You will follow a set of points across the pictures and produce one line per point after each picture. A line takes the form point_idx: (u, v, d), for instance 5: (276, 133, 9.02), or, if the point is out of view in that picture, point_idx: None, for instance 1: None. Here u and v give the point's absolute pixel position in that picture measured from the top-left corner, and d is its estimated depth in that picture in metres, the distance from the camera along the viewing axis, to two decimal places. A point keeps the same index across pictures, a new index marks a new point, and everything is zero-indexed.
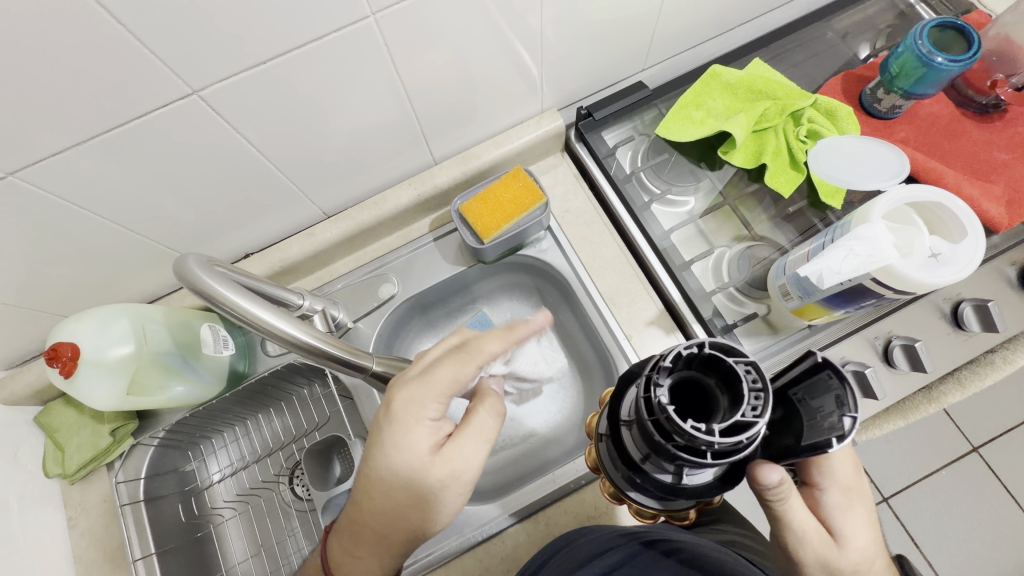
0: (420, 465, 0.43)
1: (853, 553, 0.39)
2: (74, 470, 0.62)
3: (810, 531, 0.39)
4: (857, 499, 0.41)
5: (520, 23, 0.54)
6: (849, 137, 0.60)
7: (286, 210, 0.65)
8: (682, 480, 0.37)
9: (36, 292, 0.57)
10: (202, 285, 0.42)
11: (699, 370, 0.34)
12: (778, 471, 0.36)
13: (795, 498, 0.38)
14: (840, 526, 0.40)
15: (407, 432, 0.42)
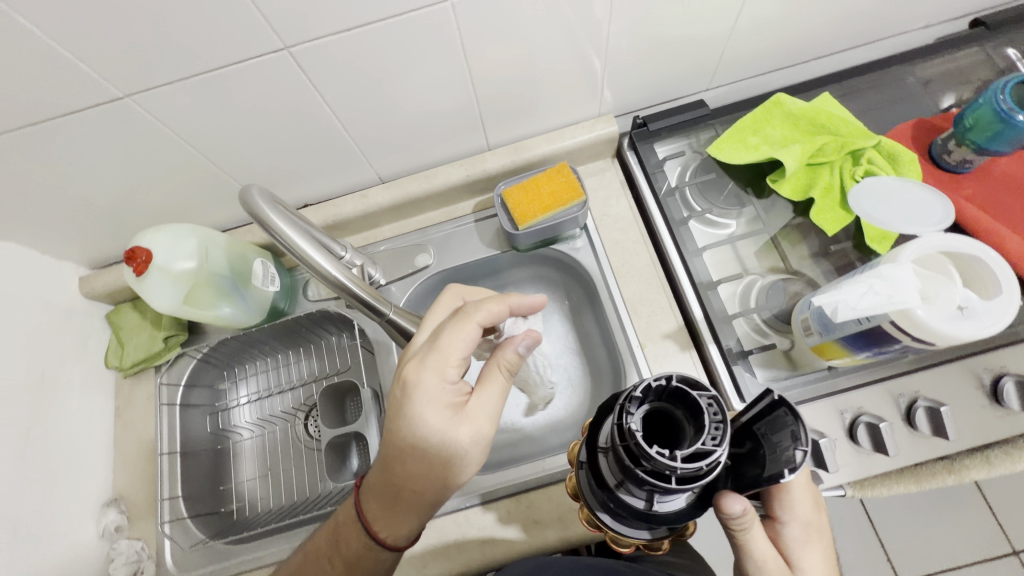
0: (447, 427, 0.45)
1: None
2: (129, 365, 0.71)
3: (770, 560, 0.41)
4: (816, 533, 0.43)
5: (587, 27, 0.57)
6: (886, 180, 0.58)
7: (347, 170, 0.71)
8: (653, 505, 0.38)
9: (128, 204, 0.66)
10: (261, 214, 0.48)
11: (668, 402, 0.35)
12: (741, 502, 0.37)
13: (759, 529, 0.40)
14: (796, 557, 0.42)
15: (428, 400, 0.45)
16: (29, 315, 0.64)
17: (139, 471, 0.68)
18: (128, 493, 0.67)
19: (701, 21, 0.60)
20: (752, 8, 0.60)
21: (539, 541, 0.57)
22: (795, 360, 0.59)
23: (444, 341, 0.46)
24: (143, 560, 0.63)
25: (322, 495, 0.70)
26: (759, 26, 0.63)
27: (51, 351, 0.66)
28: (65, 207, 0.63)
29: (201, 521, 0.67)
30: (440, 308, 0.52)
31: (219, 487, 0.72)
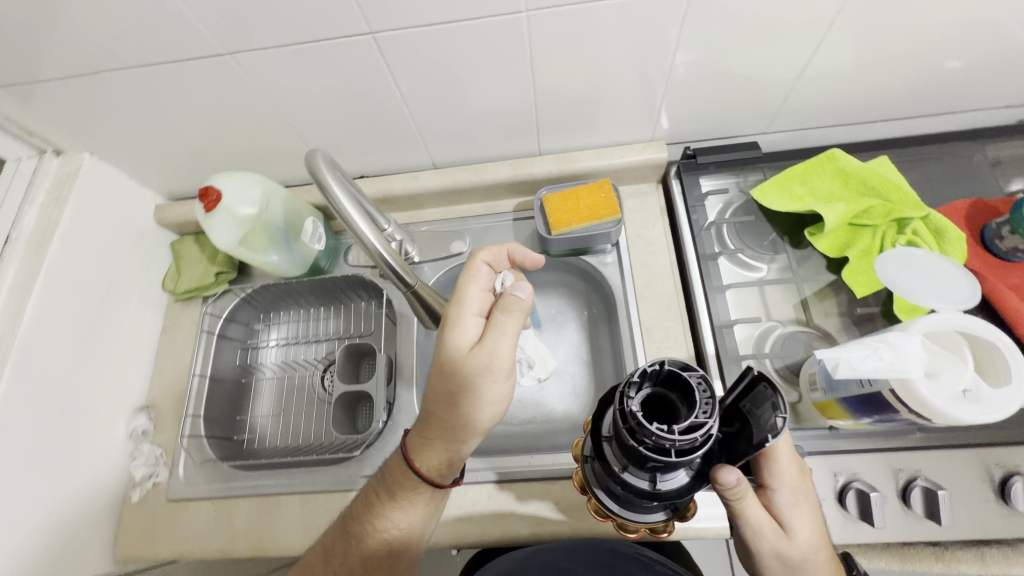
0: (479, 352, 0.50)
1: (801, 544, 0.43)
2: (181, 291, 0.79)
3: (766, 526, 0.42)
4: (804, 498, 0.44)
5: (652, 54, 0.59)
6: (897, 255, 0.56)
7: (405, 151, 0.76)
8: (656, 483, 0.38)
9: (210, 148, 0.73)
10: (321, 176, 0.52)
11: (662, 386, 0.36)
12: (735, 472, 0.38)
13: (752, 499, 0.40)
14: (790, 521, 0.43)
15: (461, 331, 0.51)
16: (109, 229, 0.73)
17: (171, 386, 0.76)
18: (158, 403, 0.75)
19: (766, 66, 0.61)
20: (820, 62, 0.61)
21: (511, 530, 0.59)
22: (801, 413, 0.59)
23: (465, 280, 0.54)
24: (159, 465, 0.70)
25: (323, 444, 0.75)
26: (826, 80, 0.64)
27: (121, 264, 0.74)
28: (157, 140, 0.71)
29: (214, 443, 0.73)
30: None
31: (236, 416, 0.79)
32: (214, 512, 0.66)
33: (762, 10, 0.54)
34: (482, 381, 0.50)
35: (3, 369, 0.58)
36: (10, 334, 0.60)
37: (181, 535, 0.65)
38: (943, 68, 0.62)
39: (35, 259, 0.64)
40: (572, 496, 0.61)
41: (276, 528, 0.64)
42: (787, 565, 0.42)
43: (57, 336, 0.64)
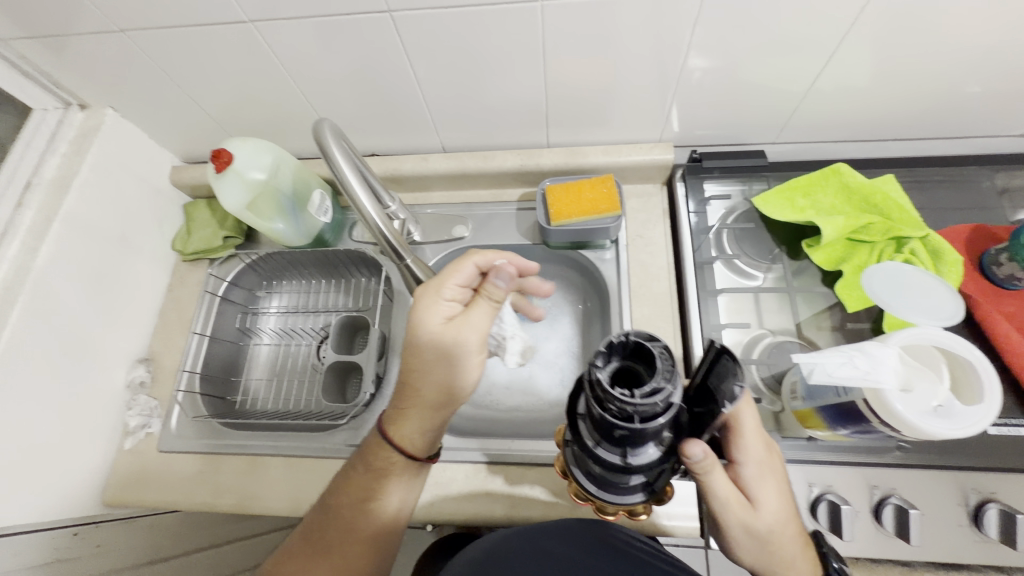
0: (438, 330, 0.51)
1: (766, 516, 0.44)
2: (189, 252, 0.81)
3: (732, 499, 0.43)
4: (770, 473, 0.45)
5: (665, 55, 0.60)
6: (883, 273, 0.57)
7: (417, 133, 0.77)
8: (627, 456, 0.38)
9: (228, 115, 0.75)
10: (326, 144, 0.52)
11: (629, 357, 0.35)
12: (700, 445, 0.39)
13: (718, 473, 0.41)
14: (756, 495, 0.44)
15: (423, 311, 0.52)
16: (125, 186, 0.75)
17: (171, 342, 0.78)
18: (158, 357, 0.77)
19: (778, 75, 0.62)
20: (833, 75, 0.61)
21: (485, 510, 0.61)
22: (782, 422, 0.59)
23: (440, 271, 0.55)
24: (153, 416, 0.72)
25: (313, 411, 0.76)
26: (838, 94, 0.64)
27: (134, 219, 0.76)
28: (179, 103, 0.73)
29: (208, 400, 0.75)
30: None
31: (231, 377, 0.81)
32: (202, 466, 0.68)
33: (776, 19, 0.54)
34: (441, 357, 0.50)
35: (14, 308, 0.61)
36: (23, 275, 0.63)
37: (167, 485, 0.67)
38: (958, 91, 0.62)
39: (53, 207, 0.66)
40: (548, 482, 0.62)
41: (258, 487, 0.66)
42: (752, 536, 0.44)
43: (67, 282, 0.66)
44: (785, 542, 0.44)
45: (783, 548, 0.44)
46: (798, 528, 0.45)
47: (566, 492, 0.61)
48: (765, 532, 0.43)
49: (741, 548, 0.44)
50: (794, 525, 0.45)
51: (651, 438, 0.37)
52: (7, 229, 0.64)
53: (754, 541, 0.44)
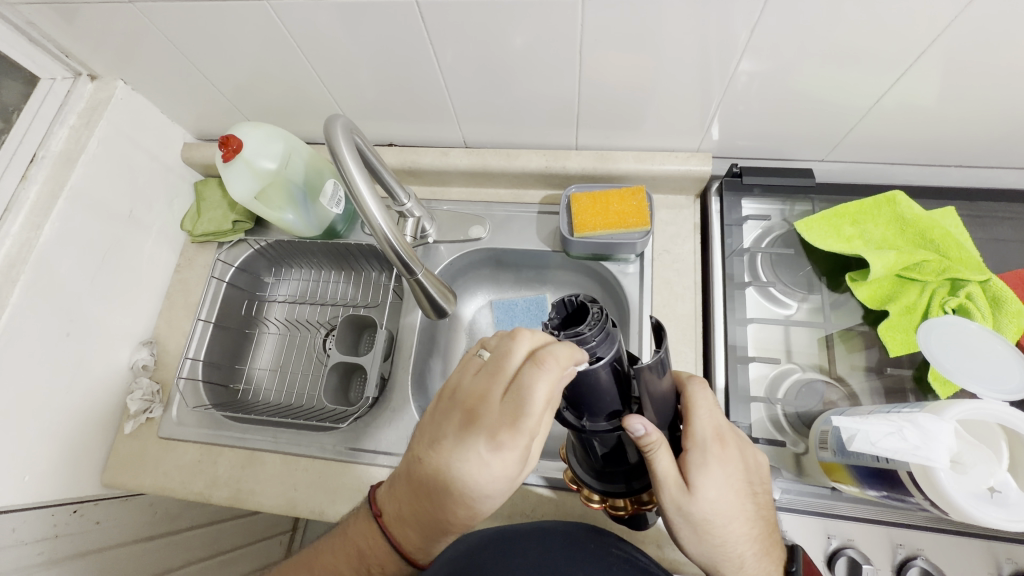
0: (513, 478, 0.40)
1: (704, 503, 0.42)
2: (197, 234, 0.78)
3: (669, 478, 0.42)
4: (722, 463, 0.43)
5: (714, 59, 0.54)
6: (946, 352, 0.49)
7: (439, 125, 0.73)
8: (584, 420, 0.40)
9: (243, 94, 0.72)
10: (334, 140, 0.48)
11: (575, 319, 0.38)
12: (642, 424, 0.38)
13: (662, 453, 0.40)
14: (701, 485, 0.42)
15: (495, 463, 0.39)
16: (136, 161, 0.73)
17: (177, 324, 0.77)
18: (163, 339, 0.76)
19: (838, 90, 0.56)
20: (902, 93, 0.55)
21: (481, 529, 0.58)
22: (803, 467, 0.54)
23: (523, 415, 0.37)
24: (154, 401, 0.71)
25: (314, 407, 0.75)
26: (903, 114, 0.58)
27: (144, 196, 0.74)
28: (191, 79, 0.70)
29: (210, 388, 0.74)
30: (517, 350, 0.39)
31: (236, 364, 0.80)
32: (199, 457, 0.67)
33: (844, 28, 0.48)
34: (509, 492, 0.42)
35: (15, 286, 0.59)
36: (27, 252, 0.61)
37: (165, 472, 0.66)
38: None
39: (59, 180, 0.64)
40: (550, 505, 0.59)
41: (255, 482, 0.64)
42: (686, 517, 0.42)
43: (71, 261, 0.65)
44: (726, 534, 0.43)
45: (725, 539, 0.43)
46: (748, 522, 0.43)
47: (568, 516, 0.59)
48: (704, 521, 0.43)
49: (684, 536, 0.44)
50: (741, 518, 0.43)
51: (602, 402, 0.38)
52: (11, 203, 0.62)
53: (693, 528, 0.43)
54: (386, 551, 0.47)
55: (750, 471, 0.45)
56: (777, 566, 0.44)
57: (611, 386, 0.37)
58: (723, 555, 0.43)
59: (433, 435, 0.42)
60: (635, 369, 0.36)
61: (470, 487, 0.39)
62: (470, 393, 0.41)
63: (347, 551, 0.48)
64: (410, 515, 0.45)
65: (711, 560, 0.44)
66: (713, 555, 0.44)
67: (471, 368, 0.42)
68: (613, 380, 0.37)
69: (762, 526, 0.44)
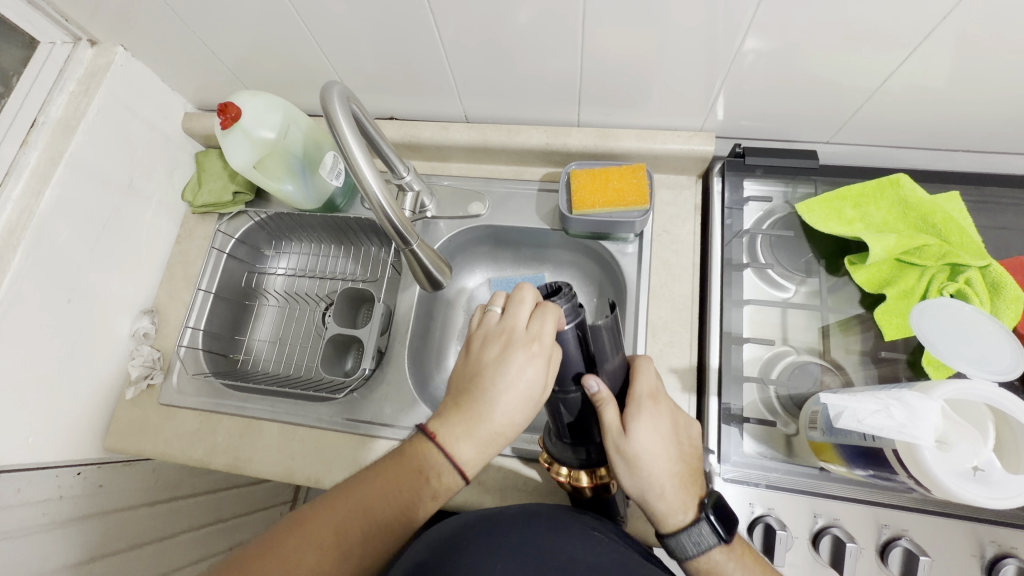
0: (534, 401, 0.44)
1: (639, 444, 0.45)
2: (199, 205, 0.78)
3: (609, 420, 0.45)
4: (655, 412, 0.47)
5: (721, 35, 0.53)
6: (941, 341, 0.48)
7: (440, 100, 0.72)
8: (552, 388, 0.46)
9: (244, 63, 0.71)
10: (330, 107, 0.48)
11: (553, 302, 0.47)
12: (596, 381, 0.44)
13: (610, 406, 0.45)
14: (636, 430, 0.45)
15: (520, 383, 0.43)
16: (136, 131, 0.72)
17: (178, 294, 0.77)
18: (163, 309, 0.77)
19: (846, 69, 0.55)
20: (911, 73, 0.54)
21: (474, 501, 0.60)
22: (793, 447, 0.56)
23: (539, 341, 0.42)
24: (155, 368, 0.72)
25: (312, 378, 0.76)
26: (912, 95, 0.56)
27: (144, 165, 0.74)
28: (191, 47, 0.69)
29: (210, 357, 0.75)
30: (528, 297, 0.45)
31: (236, 336, 0.80)
32: (199, 424, 0.68)
33: (854, 6, 0.47)
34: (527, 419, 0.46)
35: (16, 253, 0.60)
36: (27, 219, 0.61)
37: (164, 439, 0.68)
38: None
39: (58, 148, 0.64)
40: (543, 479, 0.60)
41: (253, 451, 0.66)
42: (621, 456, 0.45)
43: (72, 228, 0.65)
44: (654, 469, 0.45)
45: (651, 471, 0.45)
46: (680, 462, 0.47)
47: (559, 491, 0.60)
48: (634, 459, 0.45)
49: (618, 469, 0.47)
50: (667, 458, 0.46)
51: (567, 365, 0.45)
52: (13, 167, 0.62)
53: (625, 465, 0.46)
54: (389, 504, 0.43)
55: (676, 423, 0.49)
56: (695, 498, 0.47)
57: (578, 352, 0.44)
58: (649, 486, 0.46)
59: (472, 365, 0.46)
60: (593, 326, 0.42)
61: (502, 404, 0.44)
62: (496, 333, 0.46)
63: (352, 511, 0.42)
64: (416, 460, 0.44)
65: (639, 491, 0.47)
66: (640, 489, 0.46)
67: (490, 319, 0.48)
68: (577, 345, 0.44)
69: (684, 461, 0.47)
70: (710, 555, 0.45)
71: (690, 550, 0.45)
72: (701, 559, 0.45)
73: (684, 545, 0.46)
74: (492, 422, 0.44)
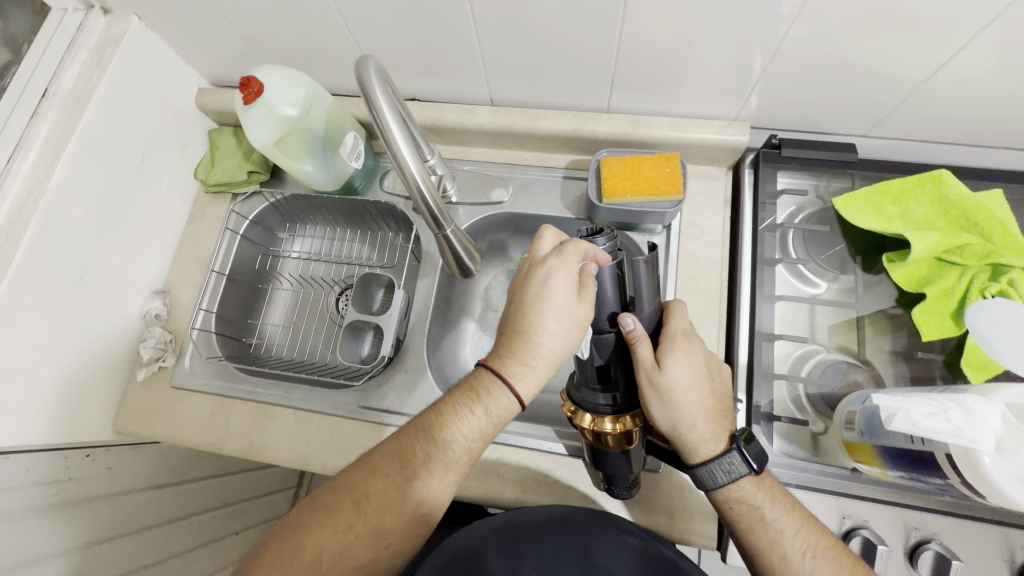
0: (570, 312, 0.46)
1: (672, 376, 0.47)
2: (211, 183, 0.77)
3: (642, 354, 0.47)
4: (689, 350, 0.49)
5: (766, 21, 0.51)
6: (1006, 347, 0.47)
7: (465, 81, 0.70)
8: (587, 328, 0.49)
9: (262, 37, 0.68)
10: (366, 83, 0.45)
11: None
12: (632, 319, 0.47)
13: (644, 342, 0.47)
14: (668, 364, 0.47)
15: (555, 293, 0.46)
16: (150, 105, 0.70)
17: (190, 276, 0.76)
18: (175, 290, 0.75)
19: (894, 59, 0.53)
20: (960, 67, 0.52)
21: (494, 492, 0.59)
22: (820, 446, 0.55)
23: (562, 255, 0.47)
24: (166, 351, 0.70)
25: (326, 364, 0.74)
26: (961, 89, 0.54)
27: (157, 141, 0.72)
28: (208, 19, 0.66)
29: (223, 341, 0.73)
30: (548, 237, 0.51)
31: (248, 320, 0.79)
32: (212, 409, 0.67)
33: None
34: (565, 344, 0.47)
35: (27, 228, 0.57)
36: (37, 193, 0.58)
37: (177, 422, 0.67)
38: None
39: (69, 120, 0.62)
40: (565, 472, 0.59)
41: (267, 437, 0.65)
42: (654, 390, 0.47)
43: (82, 204, 0.63)
44: (685, 401, 0.47)
45: (683, 403, 0.47)
46: (710, 395, 0.49)
47: (580, 484, 0.59)
48: (667, 391, 0.47)
49: (651, 404, 0.48)
50: (698, 391, 0.48)
51: (602, 305, 0.48)
52: (23, 139, 0.60)
53: (658, 399, 0.47)
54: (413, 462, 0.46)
55: (710, 363, 0.51)
56: (725, 433, 0.49)
57: (615, 289, 0.47)
58: (681, 418, 0.48)
59: (517, 298, 0.49)
60: (632, 261, 0.46)
61: (541, 317, 0.47)
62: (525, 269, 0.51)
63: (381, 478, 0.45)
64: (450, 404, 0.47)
65: (672, 425, 0.48)
66: (673, 423, 0.48)
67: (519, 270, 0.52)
68: (614, 282, 0.47)
69: (716, 396, 0.50)
70: (740, 484, 0.47)
71: (721, 478, 0.47)
72: (729, 488, 0.47)
73: (714, 474, 0.47)
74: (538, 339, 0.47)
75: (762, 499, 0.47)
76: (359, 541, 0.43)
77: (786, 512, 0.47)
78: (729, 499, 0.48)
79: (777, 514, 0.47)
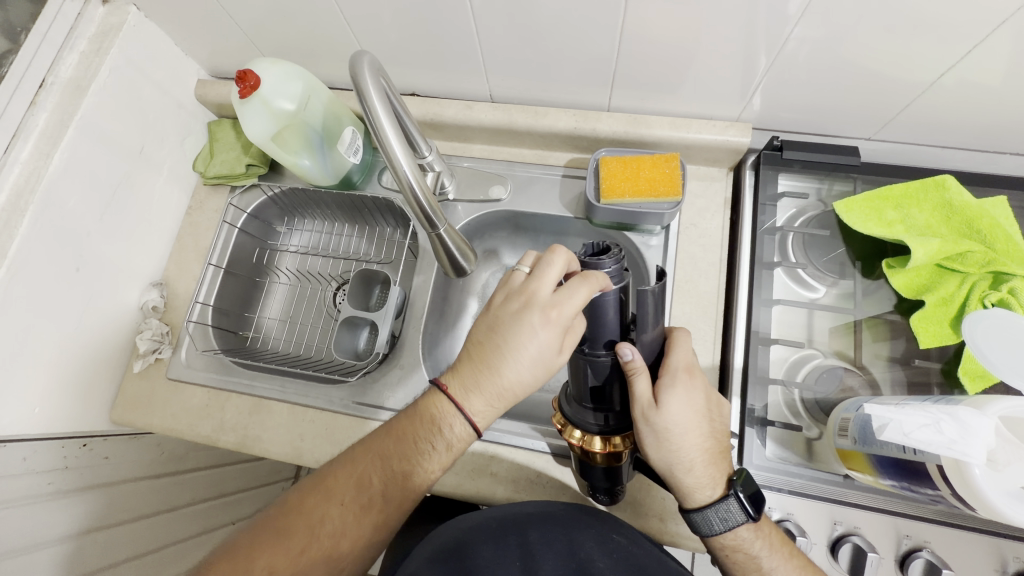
0: (547, 363, 0.45)
1: (670, 416, 0.46)
2: (211, 175, 0.77)
3: (642, 396, 0.45)
4: (689, 390, 0.48)
5: (768, 23, 0.50)
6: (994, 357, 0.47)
7: (466, 77, 0.69)
8: (583, 347, 0.45)
9: (262, 30, 0.68)
10: (359, 78, 0.45)
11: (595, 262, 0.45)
12: (631, 351, 0.43)
13: (643, 377, 0.45)
14: (668, 405, 0.46)
15: (537, 340, 0.44)
16: (148, 96, 0.70)
17: (188, 267, 0.76)
18: (172, 282, 0.75)
19: (899, 63, 0.52)
20: (965, 71, 0.51)
21: (485, 491, 0.59)
22: (815, 452, 0.54)
23: (564, 304, 0.42)
24: (163, 342, 0.70)
25: (322, 360, 0.75)
26: (967, 93, 0.53)
27: (156, 132, 0.72)
28: (208, 11, 0.66)
29: (220, 334, 0.74)
30: (557, 262, 0.46)
31: (245, 313, 0.79)
32: (207, 401, 0.67)
33: None
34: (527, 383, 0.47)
35: (24, 217, 0.57)
36: (35, 182, 0.59)
37: (172, 413, 0.67)
38: None
39: (69, 110, 0.62)
40: (557, 472, 0.59)
41: (262, 430, 0.65)
42: (653, 432, 0.46)
43: (80, 194, 0.63)
44: (681, 442, 0.47)
45: (680, 445, 0.47)
46: (706, 437, 0.48)
47: (572, 485, 0.59)
48: (664, 431, 0.46)
49: (646, 440, 0.48)
50: (695, 431, 0.48)
51: (599, 329, 0.44)
52: (22, 127, 0.60)
53: (654, 436, 0.47)
54: (368, 487, 0.46)
55: (709, 398, 0.50)
56: (722, 476, 0.48)
57: (615, 316, 0.43)
58: (677, 459, 0.48)
59: (504, 321, 0.46)
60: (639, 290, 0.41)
61: (514, 356, 0.46)
62: (520, 293, 0.47)
63: (336, 502, 0.46)
64: (411, 432, 0.47)
65: (668, 465, 0.48)
66: (668, 461, 0.48)
67: (514, 286, 0.48)
68: (617, 308, 0.42)
69: (716, 438, 0.49)
70: (737, 532, 0.47)
71: (717, 526, 0.47)
72: (726, 535, 0.47)
73: (710, 521, 0.47)
74: (503, 377, 0.46)
75: (759, 548, 0.47)
76: (313, 565, 0.44)
77: (784, 559, 0.47)
78: (726, 546, 0.48)
79: (774, 564, 0.47)
